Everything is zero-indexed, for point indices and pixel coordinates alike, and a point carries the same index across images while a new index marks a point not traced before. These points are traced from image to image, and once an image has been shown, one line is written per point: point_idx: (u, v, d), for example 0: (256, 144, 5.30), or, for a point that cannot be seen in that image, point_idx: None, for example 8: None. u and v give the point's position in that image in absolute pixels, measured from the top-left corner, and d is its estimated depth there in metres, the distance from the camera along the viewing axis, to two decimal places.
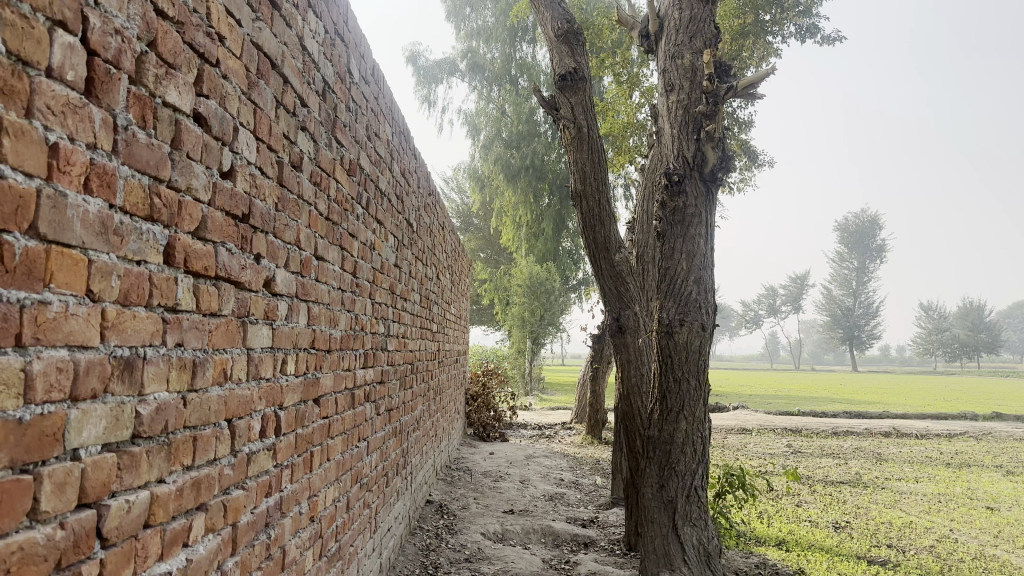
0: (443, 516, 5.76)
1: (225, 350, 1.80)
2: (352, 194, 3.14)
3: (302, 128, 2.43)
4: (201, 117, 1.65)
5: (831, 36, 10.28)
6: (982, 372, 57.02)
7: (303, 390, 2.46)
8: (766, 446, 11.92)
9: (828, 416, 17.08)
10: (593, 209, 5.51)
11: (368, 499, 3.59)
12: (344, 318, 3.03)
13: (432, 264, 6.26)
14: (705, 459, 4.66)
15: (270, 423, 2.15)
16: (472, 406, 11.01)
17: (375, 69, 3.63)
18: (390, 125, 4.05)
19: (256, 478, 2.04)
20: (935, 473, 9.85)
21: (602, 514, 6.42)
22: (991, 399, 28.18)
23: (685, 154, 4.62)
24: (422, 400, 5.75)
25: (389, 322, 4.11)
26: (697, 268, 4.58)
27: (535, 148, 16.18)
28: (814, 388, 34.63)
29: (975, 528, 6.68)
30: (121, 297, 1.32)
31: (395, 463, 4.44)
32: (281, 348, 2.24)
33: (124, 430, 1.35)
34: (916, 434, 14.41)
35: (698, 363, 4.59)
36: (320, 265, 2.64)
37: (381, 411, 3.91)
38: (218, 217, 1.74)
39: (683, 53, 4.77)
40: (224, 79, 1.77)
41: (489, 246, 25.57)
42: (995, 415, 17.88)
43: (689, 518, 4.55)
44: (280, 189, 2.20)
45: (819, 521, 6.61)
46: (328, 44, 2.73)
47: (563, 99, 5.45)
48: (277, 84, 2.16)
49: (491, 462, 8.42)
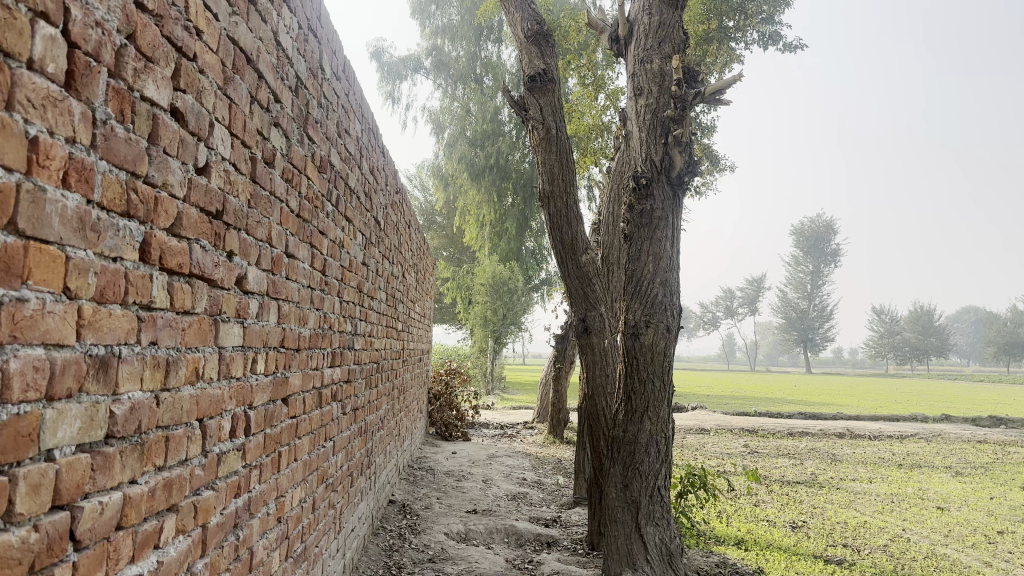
0: (406, 516, 5.74)
1: (198, 349, 1.78)
2: (323, 191, 3.11)
3: (275, 124, 2.40)
4: (178, 112, 1.62)
5: (793, 44, 10.49)
6: (931, 374, 58.58)
7: (272, 389, 2.43)
8: (724, 446, 12.11)
9: (785, 417, 17.40)
10: (561, 210, 5.53)
11: (332, 500, 3.56)
12: (313, 317, 3.00)
13: (398, 263, 6.23)
14: (668, 460, 4.72)
15: (240, 423, 2.12)
16: (434, 405, 10.99)
17: (346, 65, 3.60)
18: (360, 122, 4.03)
19: (226, 479, 2.01)
20: (888, 473, 10.10)
21: (564, 513, 6.46)
22: (938, 401, 28.87)
23: (653, 157, 4.66)
24: (387, 399, 5.72)
25: (356, 321, 4.09)
26: (664, 270, 4.63)
27: (500, 147, 16.11)
28: (770, 389, 35.28)
29: (926, 527, 6.87)
30: (97, 295, 1.30)
31: (360, 463, 4.41)
32: (251, 347, 2.21)
33: (98, 430, 1.32)
34: (869, 435, 14.76)
35: (663, 364, 4.65)
36: (290, 263, 2.61)
37: (347, 411, 3.88)
38: (193, 214, 1.72)
39: (652, 58, 4.81)
40: (201, 74, 1.75)
41: (452, 244, 25.54)
42: (943, 417, 18.37)
43: (652, 517, 4.60)
44: (253, 185, 2.18)
45: (776, 521, 6.73)
46: (302, 40, 2.71)
47: (532, 100, 5.47)
48: (252, 80, 2.13)
49: (453, 462, 8.41)
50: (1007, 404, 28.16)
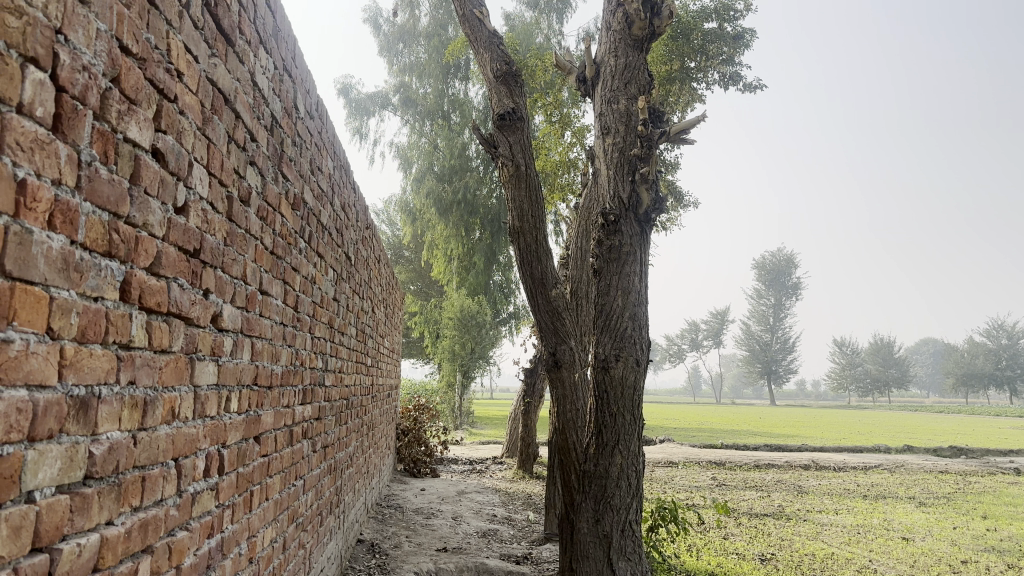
0: (375, 556, 5.67)
1: (174, 388, 1.77)
2: (296, 228, 3.12)
3: (250, 162, 2.41)
4: (159, 151, 1.64)
5: (753, 84, 10.78)
6: (893, 406, 59.50)
7: (244, 428, 2.41)
8: (692, 479, 12.16)
9: (751, 449, 17.53)
10: (531, 245, 5.58)
11: (303, 539, 3.51)
12: (285, 353, 3.00)
13: (368, 298, 6.22)
14: (639, 494, 4.74)
15: (213, 462, 2.11)
16: (403, 441, 10.89)
17: (319, 104, 3.64)
18: (332, 158, 4.06)
19: (200, 518, 1.99)
20: (854, 505, 10.21)
21: (535, 550, 6.42)
22: (901, 432, 29.24)
23: (620, 195, 4.75)
24: (356, 436, 5.68)
25: (327, 357, 4.07)
26: (632, 305, 4.70)
27: (467, 182, 16.17)
28: (736, 422, 35.53)
29: (892, 558, 6.95)
30: (78, 335, 1.30)
31: (329, 501, 4.37)
32: (225, 384, 2.20)
33: (77, 471, 1.31)
34: (835, 466, 14.92)
35: (633, 398, 4.69)
36: (263, 300, 2.61)
37: (317, 448, 3.84)
38: (171, 253, 1.72)
39: (619, 98, 4.93)
40: (181, 115, 1.77)
41: (420, 279, 25.51)
42: (905, 448, 18.68)
43: (624, 552, 4.61)
44: (229, 223, 2.18)
45: (746, 553, 6.77)
46: (277, 79, 2.74)
47: (502, 137, 5.55)
48: (230, 119, 2.15)
49: (423, 499, 8.33)
50: (968, 434, 28.64)
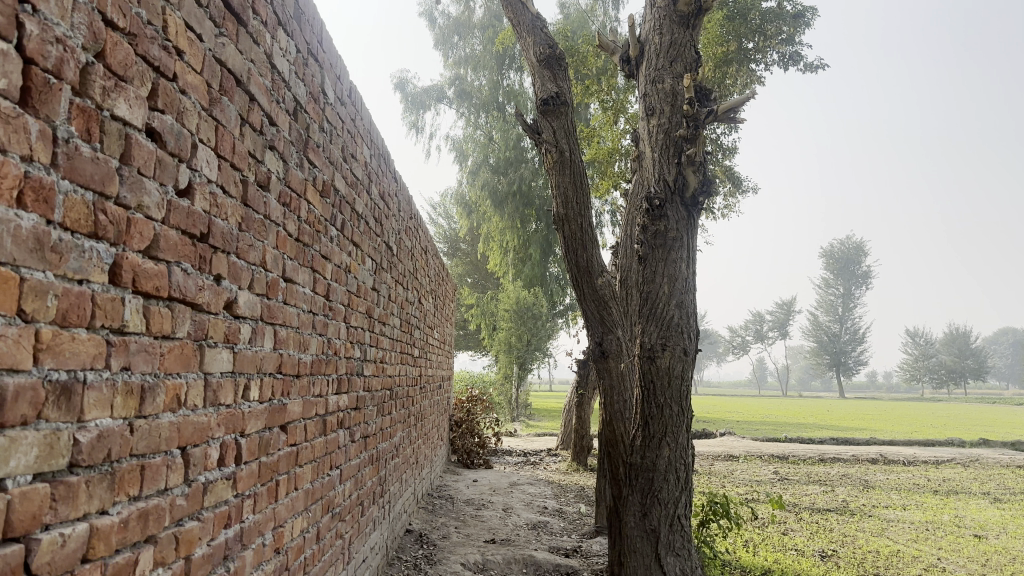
0: (422, 546, 5.64)
1: (179, 375, 1.73)
2: (326, 215, 3.07)
3: (270, 147, 2.36)
4: (155, 132, 1.60)
5: (814, 63, 10.38)
6: (968, 398, 57.22)
7: (267, 416, 2.36)
8: (753, 473, 11.85)
9: (816, 442, 17.03)
10: (576, 233, 5.46)
11: (340, 529, 3.48)
12: (316, 342, 2.95)
13: (414, 289, 6.19)
14: (688, 487, 4.59)
15: (230, 452, 2.05)
16: (456, 432, 10.89)
17: (352, 90, 3.59)
18: (368, 147, 4.01)
19: (214, 509, 1.95)
20: (922, 500, 9.79)
21: (585, 543, 6.32)
22: (976, 425, 28.08)
23: (666, 178, 4.59)
24: (402, 426, 5.66)
25: (366, 347, 4.03)
26: (679, 292, 4.54)
27: (522, 173, 16.10)
28: (800, 415, 34.64)
29: (962, 556, 6.61)
30: (58, 318, 1.26)
31: (371, 491, 4.34)
32: (243, 373, 2.15)
33: (60, 459, 1.28)
34: (903, 460, 14.36)
35: (680, 388, 4.54)
36: (288, 287, 2.56)
37: (355, 438, 3.81)
38: (172, 236, 1.67)
39: (664, 77, 4.75)
40: (182, 94, 1.72)
41: (476, 271, 25.56)
42: (981, 442, 17.88)
43: (672, 547, 4.47)
44: (244, 208, 2.13)
45: (805, 550, 6.54)
46: (300, 63, 2.69)
47: (545, 123, 5.44)
48: (243, 101, 2.10)
49: (474, 490, 8.30)
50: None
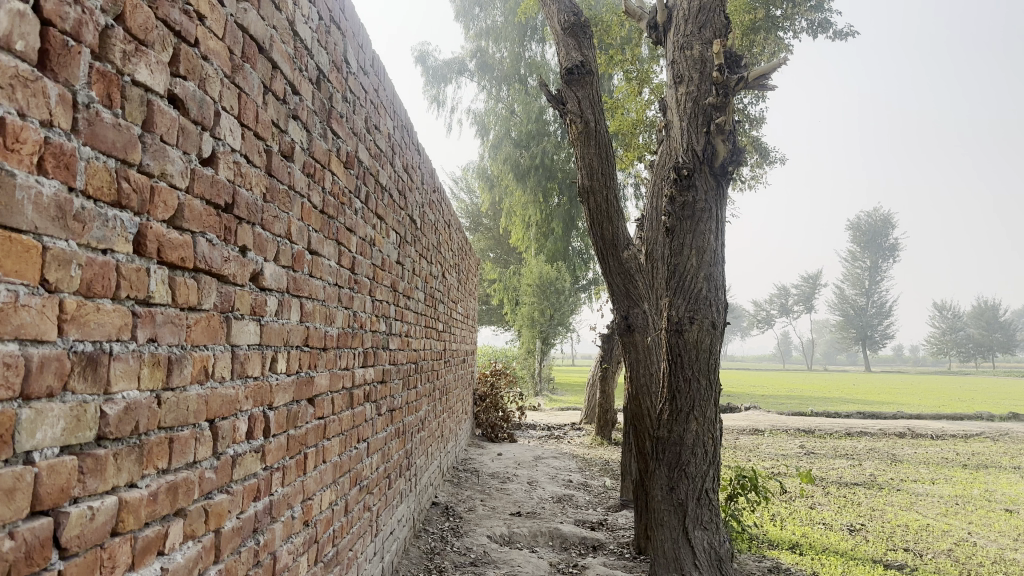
0: (449, 519, 5.66)
1: (206, 347, 1.70)
2: (350, 187, 3.03)
3: (293, 116, 2.31)
4: (177, 99, 1.56)
5: (844, 30, 10.18)
6: (997, 372, 56.45)
7: (295, 389, 2.34)
8: (778, 447, 11.77)
9: (842, 416, 16.89)
10: (601, 205, 5.39)
11: (367, 502, 3.48)
12: (342, 316, 2.92)
13: (438, 263, 6.16)
14: (716, 461, 4.54)
15: (258, 424, 2.04)
16: (480, 406, 10.93)
17: (375, 59, 3.53)
18: (391, 119, 3.95)
19: (242, 482, 1.93)
20: (952, 474, 9.67)
21: (611, 516, 6.31)
22: (1005, 399, 27.72)
23: (695, 147, 4.49)
24: (427, 401, 5.66)
25: (391, 320, 4.01)
26: (708, 264, 4.46)
27: (545, 147, 15.96)
28: (824, 389, 34.39)
29: (993, 531, 6.52)
30: (82, 288, 1.23)
31: (398, 465, 4.34)
32: (270, 346, 2.12)
33: (87, 431, 1.25)
34: (932, 434, 14.21)
35: (709, 362, 4.47)
36: (313, 260, 2.52)
37: (382, 412, 3.79)
38: (197, 206, 1.64)
39: (693, 44, 4.63)
40: (204, 61, 1.68)
41: (498, 246, 25.54)
42: (1011, 416, 17.62)
43: (700, 521, 4.44)
44: (269, 178, 2.09)
45: (833, 523, 6.48)
46: (322, 31, 2.63)
47: (570, 93, 5.35)
48: (265, 69, 2.06)
49: (499, 463, 8.33)
50: None
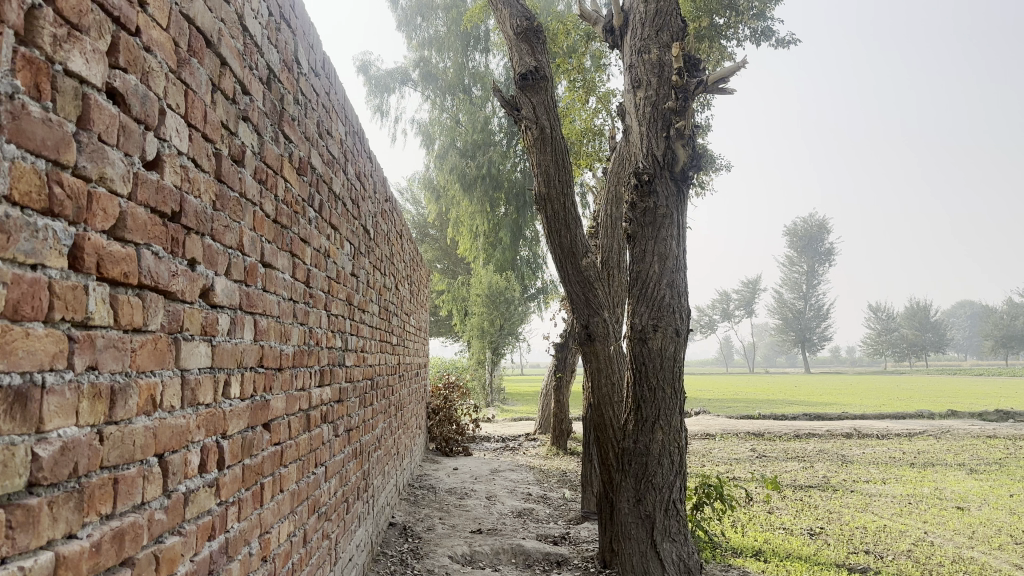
0: (408, 540, 5.45)
1: (153, 373, 1.52)
2: (304, 195, 2.84)
3: (243, 118, 2.13)
4: (117, 93, 1.38)
5: (785, 38, 10.35)
6: (930, 372, 58.34)
7: (250, 415, 2.14)
8: (731, 452, 11.81)
9: (789, 418, 17.12)
10: (559, 213, 5.28)
11: (326, 530, 3.28)
12: (297, 333, 2.73)
13: (391, 274, 5.97)
14: (683, 470, 4.44)
15: (212, 455, 1.85)
16: (433, 420, 10.72)
17: (325, 61, 3.35)
18: (343, 123, 3.77)
19: (196, 520, 1.75)
20: (901, 473, 9.83)
21: (573, 529, 6.19)
22: (940, 396, 28.48)
23: (654, 152, 4.41)
24: (383, 418, 5.46)
25: (347, 336, 3.82)
26: (670, 271, 4.38)
27: (491, 156, 15.78)
28: (769, 392, 34.81)
29: (949, 529, 6.60)
30: (7, 311, 1.05)
31: (356, 487, 4.14)
32: (223, 368, 1.93)
33: (17, 478, 1.07)
34: (877, 434, 14.48)
35: (673, 370, 4.38)
36: (267, 273, 2.32)
37: (339, 433, 3.59)
38: (141, 214, 1.46)
39: (650, 47, 4.56)
40: (147, 52, 1.51)
41: (445, 257, 25.31)
42: (949, 413, 18.20)
43: (669, 532, 4.33)
44: (219, 184, 1.91)
45: (793, 528, 6.48)
46: (272, 28, 2.46)
47: (524, 99, 5.24)
48: (213, 65, 1.88)
49: (455, 479, 8.14)
50: (1009, 397, 28.07)
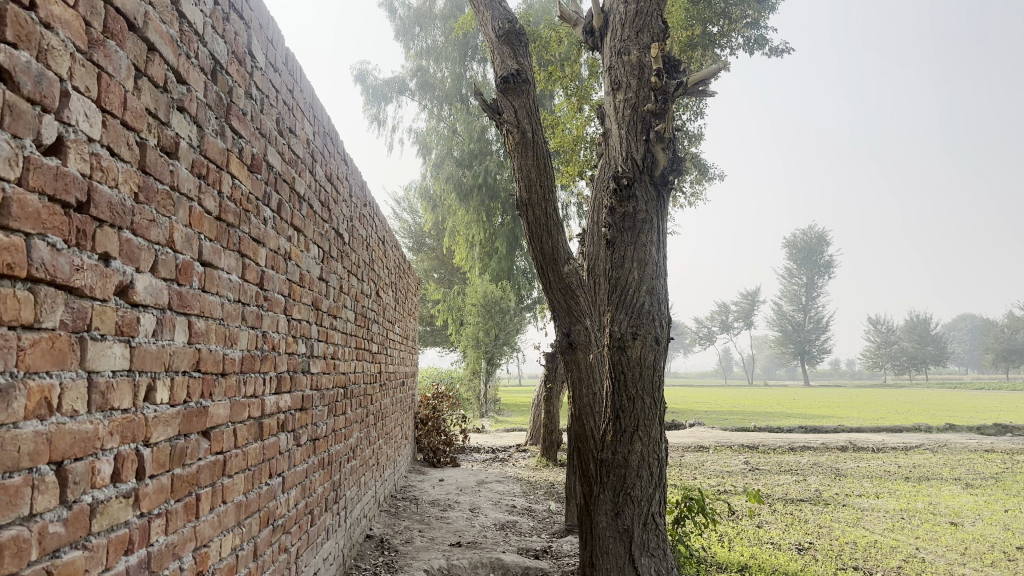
0: (383, 553, 5.31)
1: (47, 374, 1.40)
2: (257, 193, 2.73)
3: (178, 108, 2.02)
4: (3, 70, 1.27)
5: (779, 48, 10.29)
6: (929, 385, 58.14)
7: (181, 421, 2.02)
8: (724, 464, 11.68)
9: (785, 431, 16.98)
10: (540, 219, 5.17)
11: (284, 543, 3.15)
12: (247, 336, 2.61)
13: (371, 280, 5.86)
14: (662, 483, 4.32)
15: (129, 463, 1.73)
16: (423, 430, 10.59)
17: (288, 58, 3.25)
18: (311, 123, 3.67)
19: (107, 534, 1.62)
20: (895, 487, 9.68)
21: (555, 543, 6.06)
22: (938, 411, 28.34)
23: (634, 156, 4.31)
24: (360, 427, 5.33)
25: (313, 342, 3.70)
26: (650, 277, 4.27)
27: (487, 166, 15.71)
28: (767, 404, 34.63)
29: (941, 545, 6.46)
30: None
31: (323, 498, 4.01)
32: (146, 371, 1.81)
33: None
34: (873, 447, 14.34)
35: (652, 379, 4.27)
36: (207, 272, 2.21)
37: (301, 442, 3.47)
38: (31, 202, 1.35)
39: (630, 49, 4.47)
40: (46, 28, 1.40)
41: (442, 266, 25.22)
42: (947, 426, 18.05)
43: (647, 547, 4.21)
44: (143, 175, 1.80)
45: (781, 543, 6.35)
46: (218, 17, 2.36)
47: (505, 102, 5.15)
48: (137, 49, 1.77)
49: (440, 490, 8.01)
50: (1010, 412, 27.83)
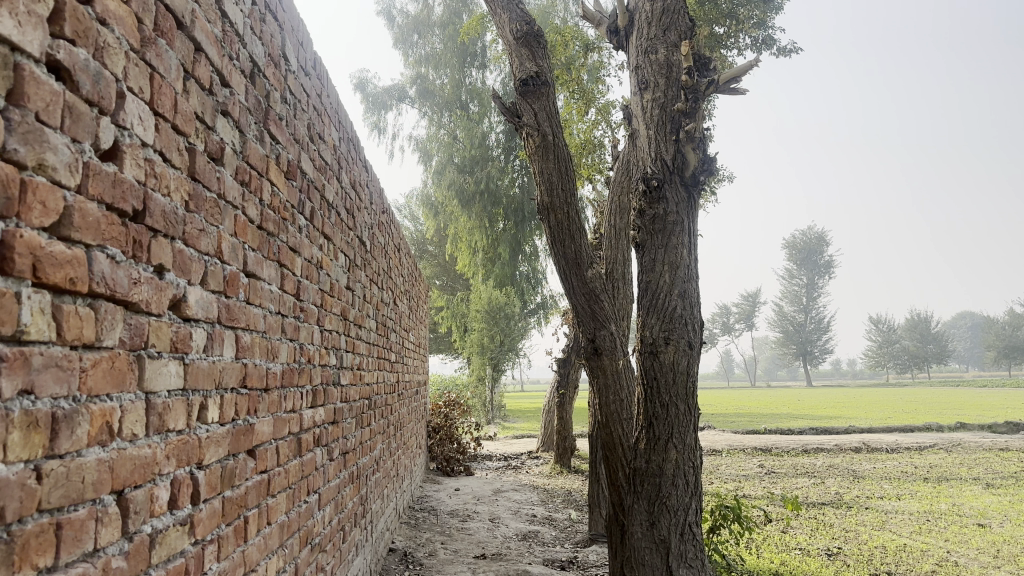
0: (408, 567, 5.18)
1: (108, 397, 1.29)
2: (292, 201, 2.63)
3: (222, 112, 1.93)
4: (61, 68, 1.17)
5: (787, 47, 10.19)
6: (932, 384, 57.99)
7: (230, 440, 1.92)
8: (739, 468, 11.55)
9: (795, 433, 16.86)
10: (563, 223, 5.07)
11: (321, 562, 3.04)
12: (286, 349, 2.51)
13: (389, 288, 5.75)
14: (699, 492, 4.20)
15: (185, 488, 1.62)
16: (434, 439, 10.47)
17: (316, 62, 3.16)
18: (337, 129, 3.58)
19: (165, 564, 1.52)
20: (915, 489, 9.55)
21: (581, 553, 5.95)
22: (947, 408, 28.16)
23: (664, 156, 4.22)
24: (382, 439, 5.22)
25: (342, 353, 3.60)
26: (681, 281, 4.17)
27: (489, 171, 15.57)
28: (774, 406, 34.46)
29: (972, 548, 6.35)
30: None
31: (353, 514, 3.90)
32: (198, 389, 1.71)
33: None
34: (887, 447, 14.21)
35: (687, 385, 4.15)
36: (250, 283, 2.11)
37: (334, 457, 3.37)
38: (91, 211, 1.25)
39: (657, 48, 4.39)
40: (102, 25, 1.30)
41: (444, 274, 25.08)
42: (958, 425, 17.93)
43: (685, 558, 4.10)
44: (192, 182, 1.69)
45: (810, 548, 6.24)
46: (256, 18, 2.27)
47: (525, 105, 5.07)
48: (186, 49, 1.68)
49: (457, 500, 7.88)
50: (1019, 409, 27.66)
